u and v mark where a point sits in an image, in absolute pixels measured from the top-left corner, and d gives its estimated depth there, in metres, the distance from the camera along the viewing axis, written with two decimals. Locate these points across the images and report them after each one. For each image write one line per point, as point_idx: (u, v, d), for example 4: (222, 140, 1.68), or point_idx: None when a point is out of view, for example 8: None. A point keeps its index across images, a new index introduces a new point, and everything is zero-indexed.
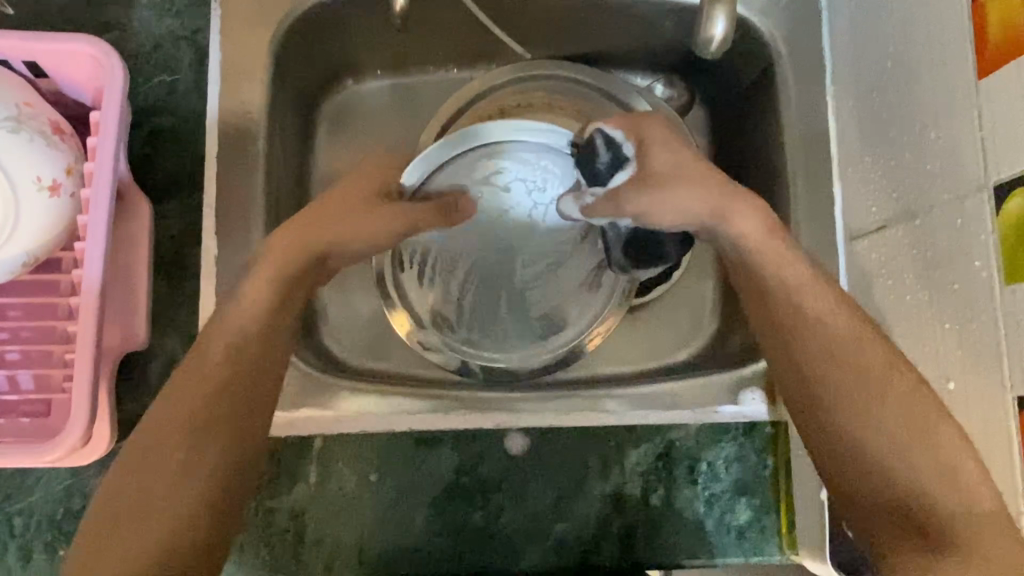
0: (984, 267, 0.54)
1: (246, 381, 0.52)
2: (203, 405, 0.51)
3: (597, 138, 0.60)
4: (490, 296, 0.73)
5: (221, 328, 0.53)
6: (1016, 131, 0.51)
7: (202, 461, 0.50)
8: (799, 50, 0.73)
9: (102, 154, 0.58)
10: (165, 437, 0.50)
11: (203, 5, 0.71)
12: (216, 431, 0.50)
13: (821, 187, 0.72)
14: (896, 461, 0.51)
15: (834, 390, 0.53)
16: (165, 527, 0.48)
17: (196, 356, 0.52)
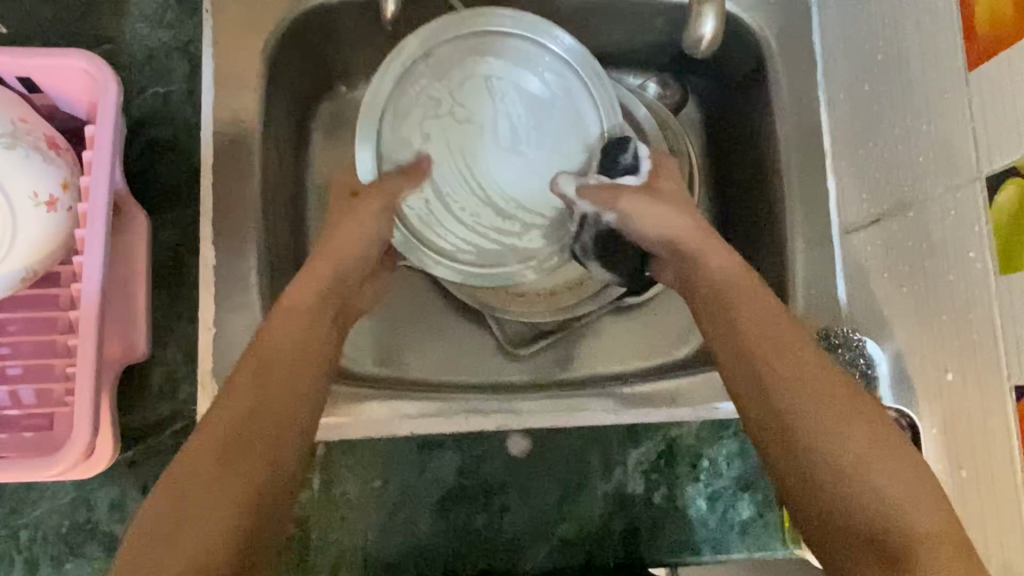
0: (979, 258, 0.55)
1: (280, 402, 0.48)
2: (234, 426, 0.46)
3: (631, 146, 0.65)
4: (490, 199, 0.67)
5: (257, 353, 0.50)
6: (1007, 121, 0.52)
7: (237, 483, 0.44)
8: (790, 45, 0.74)
9: (99, 168, 0.58)
10: (195, 466, 0.44)
11: (195, 15, 0.71)
12: (250, 451, 0.45)
13: (816, 181, 0.73)
14: (851, 477, 0.46)
15: (788, 394, 0.49)
16: (195, 558, 0.41)
17: (228, 385, 0.49)
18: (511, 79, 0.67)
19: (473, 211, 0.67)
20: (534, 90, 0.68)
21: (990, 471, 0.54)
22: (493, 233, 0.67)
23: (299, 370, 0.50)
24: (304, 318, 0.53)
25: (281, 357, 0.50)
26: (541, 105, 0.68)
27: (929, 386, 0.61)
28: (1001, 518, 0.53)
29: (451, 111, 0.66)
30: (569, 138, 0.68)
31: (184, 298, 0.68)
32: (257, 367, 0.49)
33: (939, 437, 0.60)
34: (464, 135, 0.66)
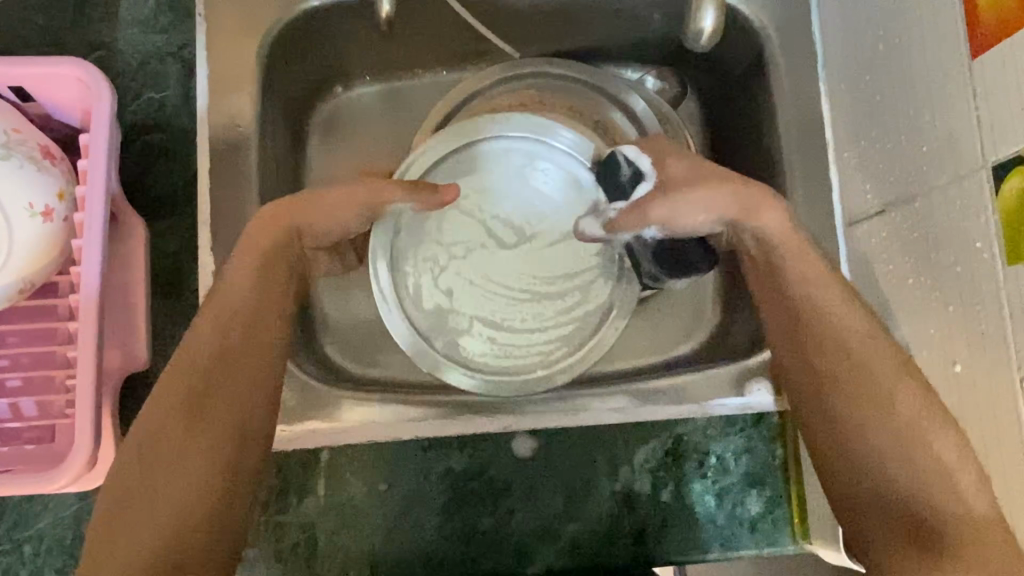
0: (986, 249, 0.54)
1: (245, 354, 0.52)
2: (202, 379, 0.51)
3: (620, 158, 0.62)
4: (542, 280, 0.68)
5: (215, 302, 0.53)
6: (1012, 111, 0.51)
7: (209, 431, 0.49)
8: (790, 36, 0.73)
9: (93, 177, 0.58)
10: (166, 415, 0.49)
11: (188, 19, 0.70)
12: (217, 401, 0.50)
13: (818, 174, 0.72)
14: (890, 461, 0.50)
15: (831, 379, 0.53)
16: (175, 500, 0.47)
17: (191, 336, 0.52)
18: (481, 190, 0.68)
19: (540, 310, 0.68)
20: (511, 181, 0.68)
21: (1000, 464, 0.53)
22: (560, 313, 0.68)
23: (259, 317, 0.54)
24: (257, 261, 0.55)
25: (239, 307, 0.53)
26: (530, 189, 0.68)
27: (937, 378, 0.60)
28: (1013, 511, 0.52)
29: (462, 253, 0.68)
30: (564, 188, 0.68)
31: (184, 306, 0.67)
32: (218, 319, 0.53)
33: None
34: (499, 258, 0.68)
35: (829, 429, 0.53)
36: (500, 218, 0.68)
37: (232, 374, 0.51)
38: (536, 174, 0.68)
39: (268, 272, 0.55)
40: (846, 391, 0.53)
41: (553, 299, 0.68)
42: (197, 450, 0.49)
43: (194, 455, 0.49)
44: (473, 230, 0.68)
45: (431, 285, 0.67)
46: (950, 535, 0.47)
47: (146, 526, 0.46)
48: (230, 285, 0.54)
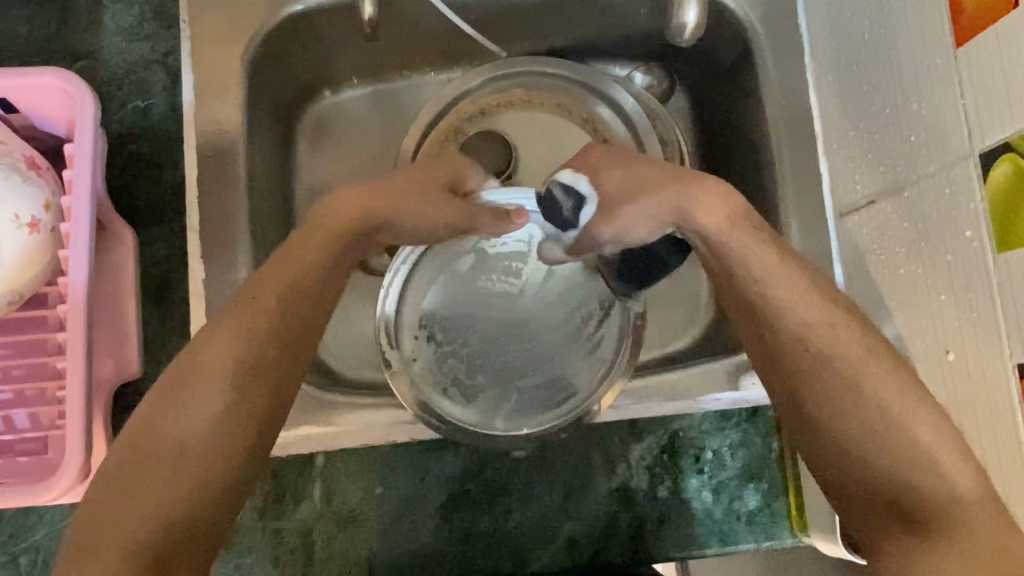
0: (975, 237, 0.54)
1: (299, 333, 0.50)
2: (251, 350, 0.48)
3: (554, 189, 0.61)
4: (555, 316, 0.69)
5: (280, 275, 0.51)
6: (998, 97, 0.51)
7: (249, 408, 0.48)
8: (776, 29, 0.73)
9: (79, 187, 0.57)
10: (207, 380, 0.47)
11: (172, 26, 0.70)
12: (261, 378, 0.48)
13: (808, 166, 0.72)
14: (873, 448, 0.48)
15: (803, 382, 0.51)
16: (200, 470, 0.46)
17: (248, 301, 0.50)
18: (454, 290, 0.69)
19: (563, 344, 0.69)
20: (476, 271, 0.70)
21: (996, 452, 0.53)
22: (588, 335, 0.69)
23: (320, 298, 0.52)
24: (337, 248, 0.52)
25: (305, 284, 0.51)
26: (497, 263, 0.70)
27: (930, 368, 0.60)
28: (1010, 500, 0.52)
29: (472, 342, 0.69)
30: (516, 250, 0.70)
31: (175, 314, 0.67)
32: (282, 293, 0.50)
33: None
34: (514, 322, 0.69)
35: (809, 421, 0.51)
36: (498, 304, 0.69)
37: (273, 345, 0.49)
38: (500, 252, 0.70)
39: (339, 256, 0.53)
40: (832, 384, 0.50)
41: (575, 325, 0.69)
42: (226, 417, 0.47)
43: (229, 426, 0.47)
44: (472, 316, 0.69)
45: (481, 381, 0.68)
46: (939, 524, 0.45)
47: (166, 487, 0.45)
48: (302, 264, 0.51)
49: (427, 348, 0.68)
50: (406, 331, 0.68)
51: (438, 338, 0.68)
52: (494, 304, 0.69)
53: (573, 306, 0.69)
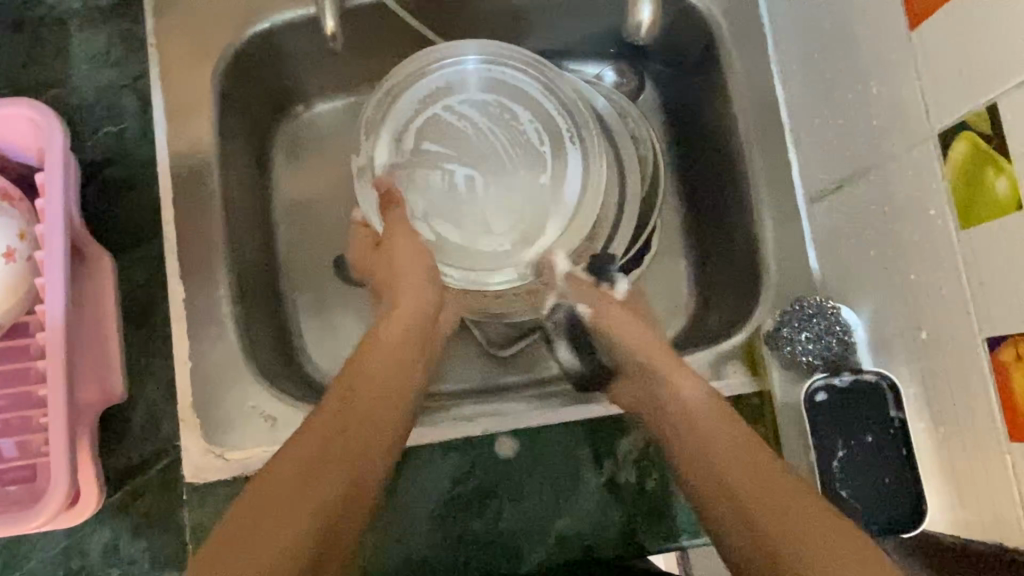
0: (939, 215, 0.55)
1: (368, 424, 0.53)
2: (335, 430, 0.51)
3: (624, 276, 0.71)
4: (507, 144, 0.71)
5: (347, 381, 0.55)
6: (953, 76, 0.52)
7: (325, 485, 0.48)
8: (738, 20, 0.74)
9: (51, 216, 0.58)
10: (288, 466, 0.49)
11: (140, 51, 0.71)
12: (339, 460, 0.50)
13: (778, 155, 0.73)
14: (800, 542, 0.44)
15: (724, 471, 0.51)
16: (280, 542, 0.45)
17: (318, 409, 0.53)
18: (473, 214, 0.69)
19: (498, 87, 0.72)
20: (451, 197, 0.70)
21: (972, 423, 0.54)
22: (548, 132, 0.71)
23: (386, 402, 0.55)
24: (397, 353, 0.58)
25: (370, 386, 0.55)
26: (430, 144, 0.71)
27: (905, 346, 0.61)
28: (989, 469, 0.53)
29: (527, 177, 0.70)
30: (422, 124, 0.71)
31: (158, 335, 0.67)
32: (346, 393, 0.54)
33: (919, 396, 0.60)
34: (508, 135, 0.71)
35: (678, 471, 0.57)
36: (471, 162, 0.71)
37: (357, 426, 0.52)
38: (438, 180, 0.70)
39: (398, 363, 0.58)
40: (739, 479, 0.50)
41: (512, 107, 0.72)
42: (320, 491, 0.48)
43: (308, 501, 0.47)
44: (491, 172, 0.71)
45: (523, 212, 0.70)
46: None
47: (260, 554, 0.44)
48: (364, 367, 0.56)
49: (521, 212, 0.70)
50: (494, 251, 0.69)
51: (513, 214, 0.70)
52: (484, 163, 0.71)
53: (518, 123, 0.72)
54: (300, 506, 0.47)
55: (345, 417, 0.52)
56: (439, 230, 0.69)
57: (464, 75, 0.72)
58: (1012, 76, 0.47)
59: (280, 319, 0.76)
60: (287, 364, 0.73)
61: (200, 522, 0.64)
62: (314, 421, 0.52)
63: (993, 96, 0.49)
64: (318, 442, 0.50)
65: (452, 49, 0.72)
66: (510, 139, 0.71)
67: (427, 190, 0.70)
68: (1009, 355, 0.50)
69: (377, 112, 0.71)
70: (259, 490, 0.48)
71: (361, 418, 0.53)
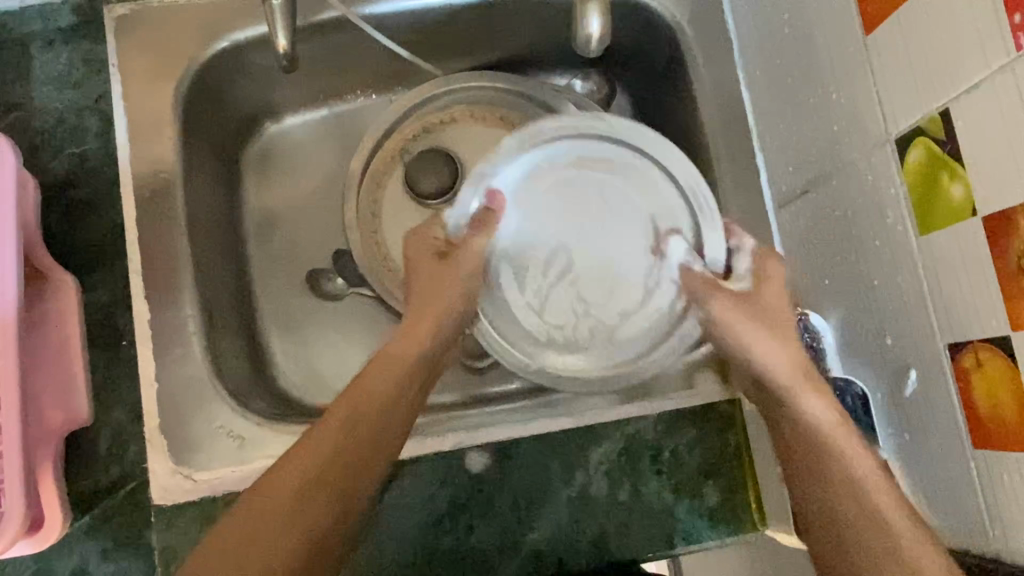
0: (898, 221, 0.54)
1: (365, 449, 0.54)
2: (327, 457, 0.52)
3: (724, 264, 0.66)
4: (614, 237, 0.67)
5: (350, 395, 0.56)
6: (909, 83, 0.51)
7: (312, 511, 0.50)
8: (703, 26, 0.73)
9: (3, 242, 0.58)
10: (281, 488, 0.51)
11: (102, 71, 0.70)
12: (330, 488, 0.52)
13: (746, 160, 0.72)
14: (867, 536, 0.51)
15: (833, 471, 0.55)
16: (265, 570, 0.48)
17: (316, 429, 0.54)
18: (536, 290, 0.68)
19: (650, 189, 0.68)
20: (529, 259, 0.67)
21: (936, 432, 0.54)
22: (660, 252, 0.67)
23: (386, 420, 0.56)
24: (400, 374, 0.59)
25: (371, 408, 0.56)
26: (541, 204, 0.67)
27: (870, 352, 0.60)
28: (954, 479, 0.53)
29: (606, 286, 0.67)
30: (548, 181, 0.67)
31: (124, 356, 0.67)
32: (347, 415, 0.55)
33: (885, 401, 0.59)
34: (612, 220, 0.68)
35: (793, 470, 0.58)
36: (559, 236, 0.67)
37: (355, 454, 0.53)
38: (526, 243, 0.67)
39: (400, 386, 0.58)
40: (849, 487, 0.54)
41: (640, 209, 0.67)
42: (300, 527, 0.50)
43: (291, 527, 0.50)
44: (575, 257, 0.67)
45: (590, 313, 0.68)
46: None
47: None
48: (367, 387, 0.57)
49: (595, 312, 0.67)
50: (549, 336, 0.68)
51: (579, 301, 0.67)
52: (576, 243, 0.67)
53: (637, 222, 0.67)
54: (277, 545, 0.49)
55: (343, 446, 0.53)
56: (497, 287, 0.68)
57: (618, 154, 0.68)
58: (963, 81, 0.47)
59: (251, 336, 0.75)
60: (257, 381, 0.73)
61: (169, 544, 0.64)
62: (310, 440, 0.53)
63: (944, 101, 0.49)
64: (308, 471, 0.52)
65: (636, 136, 0.67)
66: (612, 239, 0.67)
67: (508, 239, 0.67)
68: (970, 361, 0.49)
69: (522, 139, 0.67)
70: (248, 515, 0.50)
71: (360, 445, 0.54)
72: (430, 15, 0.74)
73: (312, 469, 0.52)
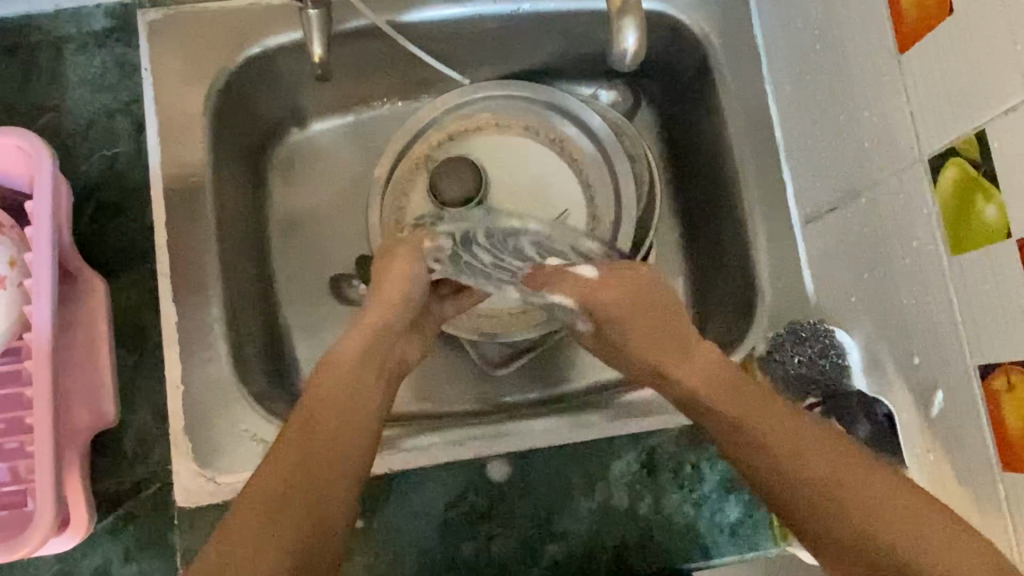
0: (931, 242, 0.54)
1: (334, 448, 0.53)
2: (296, 465, 0.51)
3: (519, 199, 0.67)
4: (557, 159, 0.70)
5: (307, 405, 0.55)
6: (943, 104, 0.51)
7: (288, 522, 0.49)
8: (732, 40, 0.73)
9: (40, 243, 0.59)
10: (254, 506, 0.49)
11: (134, 75, 0.71)
12: (302, 497, 0.50)
13: (773, 175, 0.72)
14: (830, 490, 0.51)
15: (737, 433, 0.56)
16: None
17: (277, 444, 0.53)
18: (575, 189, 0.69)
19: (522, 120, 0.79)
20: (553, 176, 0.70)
21: (965, 452, 0.53)
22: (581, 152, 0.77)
23: (350, 418, 0.55)
24: (353, 369, 0.57)
25: (329, 411, 0.54)
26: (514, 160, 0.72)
27: (898, 370, 0.60)
28: (982, 503, 0.52)
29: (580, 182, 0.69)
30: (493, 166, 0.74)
31: (150, 358, 0.68)
32: (308, 421, 0.53)
33: (912, 421, 0.59)
34: None
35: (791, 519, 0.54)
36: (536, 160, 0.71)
37: (319, 459, 0.52)
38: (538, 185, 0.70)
39: (356, 378, 0.57)
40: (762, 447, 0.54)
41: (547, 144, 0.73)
42: (275, 539, 0.48)
43: (272, 542, 0.48)
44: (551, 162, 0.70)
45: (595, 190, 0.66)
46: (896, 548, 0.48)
47: None
48: (323, 392, 0.55)
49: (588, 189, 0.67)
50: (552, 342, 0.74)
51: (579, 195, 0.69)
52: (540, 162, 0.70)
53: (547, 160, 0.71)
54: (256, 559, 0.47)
55: (306, 453, 0.52)
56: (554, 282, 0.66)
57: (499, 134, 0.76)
58: (999, 102, 0.47)
59: (274, 340, 0.76)
60: (281, 385, 0.73)
61: (192, 547, 0.65)
62: (275, 455, 0.52)
63: (980, 122, 0.49)
64: (278, 481, 0.50)
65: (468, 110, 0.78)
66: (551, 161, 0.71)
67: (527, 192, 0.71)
68: (1001, 383, 0.49)
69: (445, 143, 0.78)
70: (221, 542, 0.48)
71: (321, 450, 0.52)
72: (460, 25, 0.74)
73: (284, 476, 0.50)
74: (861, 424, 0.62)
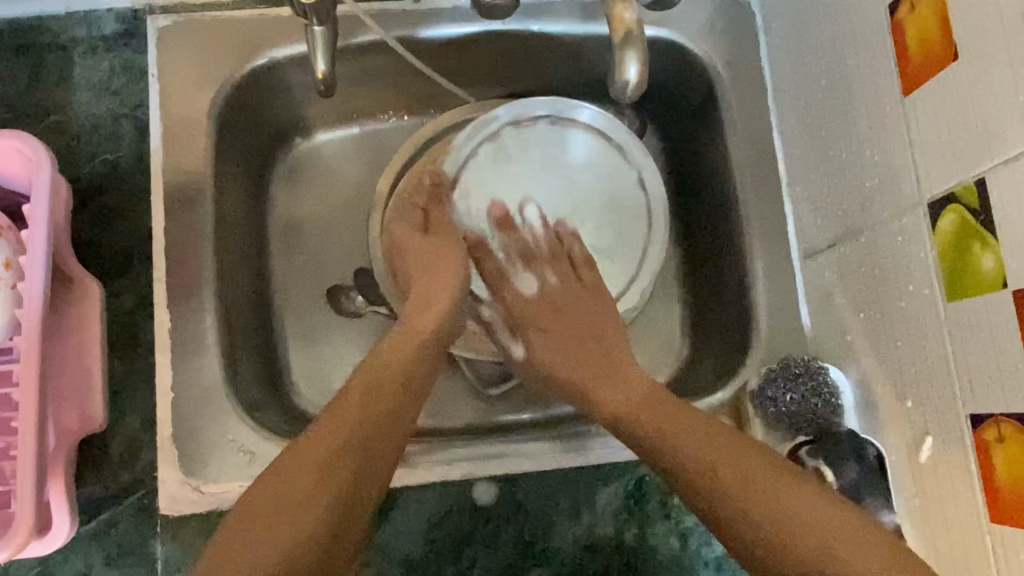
0: (926, 285, 0.54)
1: (388, 421, 0.54)
2: (357, 425, 0.52)
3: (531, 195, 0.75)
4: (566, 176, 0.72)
5: (369, 374, 0.57)
6: (945, 149, 0.51)
7: (342, 476, 0.50)
8: (739, 71, 0.73)
9: (34, 245, 0.59)
10: (311, 454, 0.51)
11: (141, 79, 0.71)
12: (356, 455, 0.51)
13: (774, 206, 0.72)
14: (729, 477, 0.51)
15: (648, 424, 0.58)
16: (305, 524, 0.48)
17: (341, 399, 0.55)
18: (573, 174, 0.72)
19: None
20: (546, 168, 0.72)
21: (953, 498, 0.53)
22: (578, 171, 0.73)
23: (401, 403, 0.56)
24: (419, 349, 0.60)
25: (390, 386, 0.56)
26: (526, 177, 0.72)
27: (890, 409, 0.60)
28: (968, 550, 0.52)
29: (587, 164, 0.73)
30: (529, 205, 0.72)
31: (142, 363, 0.68)
32: (373, 385, 0.55)
33: (902, 463, 0.58)
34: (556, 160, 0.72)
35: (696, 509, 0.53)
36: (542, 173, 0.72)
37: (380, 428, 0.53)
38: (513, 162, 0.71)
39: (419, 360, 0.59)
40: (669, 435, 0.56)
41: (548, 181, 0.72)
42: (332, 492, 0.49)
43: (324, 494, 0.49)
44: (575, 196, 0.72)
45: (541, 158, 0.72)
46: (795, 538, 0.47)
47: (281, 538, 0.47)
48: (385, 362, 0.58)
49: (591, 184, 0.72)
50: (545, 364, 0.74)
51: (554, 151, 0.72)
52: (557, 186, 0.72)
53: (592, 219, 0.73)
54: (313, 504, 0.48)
55: (367, 417, 0.53)
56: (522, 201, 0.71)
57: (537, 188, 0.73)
58: (1001, 152, 0.47)
59: (268, 348, 0.76)
60: (272, 395, 0.73)
61: (173, 554, 0.65)
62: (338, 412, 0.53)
63: (981, 171, 0.48)
64: (340, 438, 0.51)
65: None
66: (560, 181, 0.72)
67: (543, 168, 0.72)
68: (991, 434, 0.48)
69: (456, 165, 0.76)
70: (276, 481, 0.50)
71: (383, 422, 0.54)
72: (468, 43, 0.74)
73: (348, 431, 0.52)
74: (851, 465, 0.59)
